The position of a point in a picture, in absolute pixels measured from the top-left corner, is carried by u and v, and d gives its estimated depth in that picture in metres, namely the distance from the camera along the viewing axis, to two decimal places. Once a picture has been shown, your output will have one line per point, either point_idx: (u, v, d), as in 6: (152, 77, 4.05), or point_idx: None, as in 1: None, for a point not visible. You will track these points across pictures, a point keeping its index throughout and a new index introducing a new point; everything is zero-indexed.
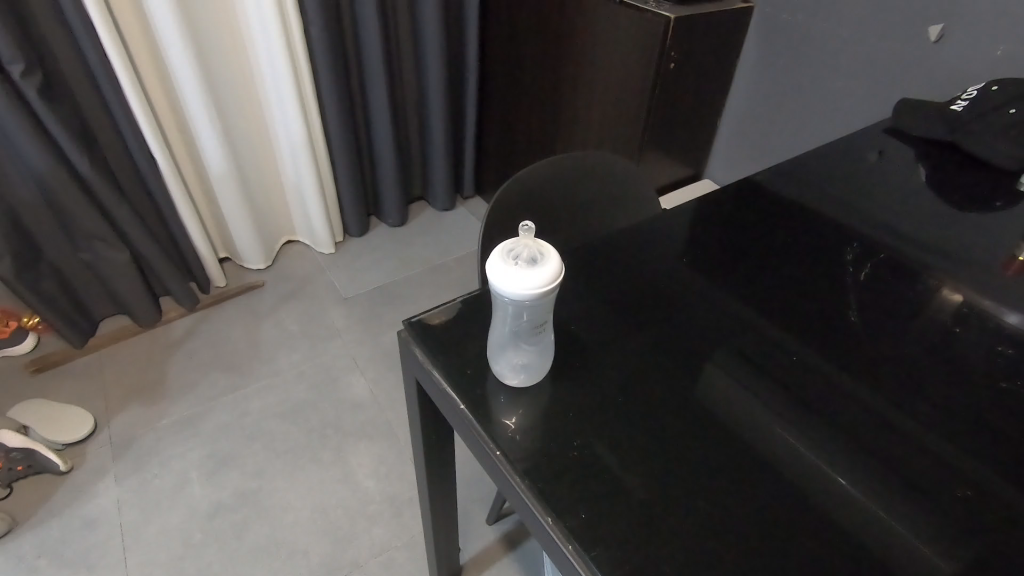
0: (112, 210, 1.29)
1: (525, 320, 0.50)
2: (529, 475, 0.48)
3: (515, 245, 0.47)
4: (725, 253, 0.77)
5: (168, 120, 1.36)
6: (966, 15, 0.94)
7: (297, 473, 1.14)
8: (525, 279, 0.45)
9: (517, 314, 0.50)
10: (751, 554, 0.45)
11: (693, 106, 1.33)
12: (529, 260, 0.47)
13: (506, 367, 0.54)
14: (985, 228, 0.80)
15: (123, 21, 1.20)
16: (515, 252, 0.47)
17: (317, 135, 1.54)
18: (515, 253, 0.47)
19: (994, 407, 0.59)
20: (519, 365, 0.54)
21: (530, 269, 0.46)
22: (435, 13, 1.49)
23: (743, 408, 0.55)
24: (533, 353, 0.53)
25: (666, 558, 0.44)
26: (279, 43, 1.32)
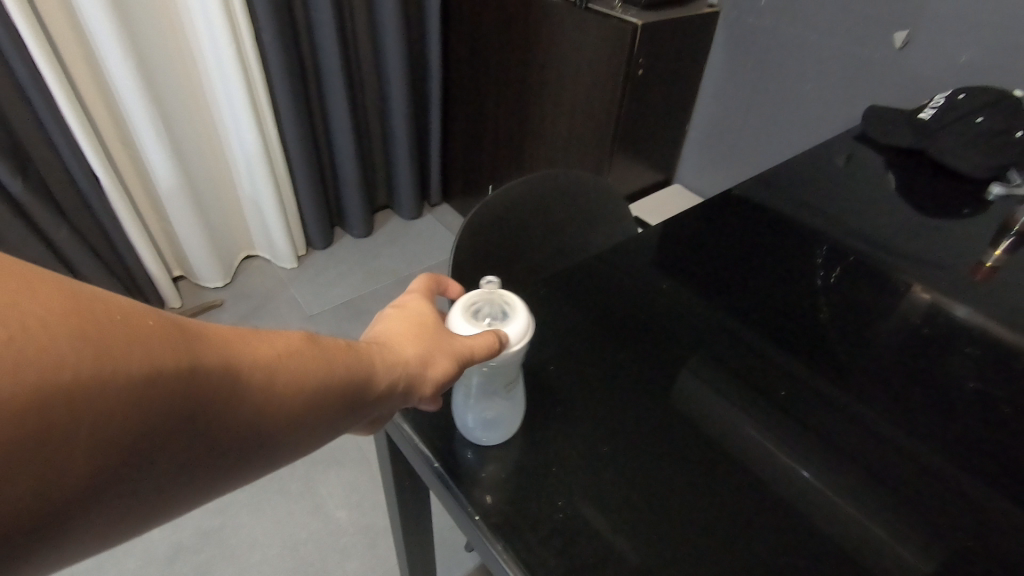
0: (51, 232, 1.21)
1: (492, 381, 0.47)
2: (511, 540, 0.45)
3: (478, 302, 0.46)
4: (700, 265, 0.75)
5: (110, 132, 1.28)
6: (929, 22, 0.95)
7: (264, 507, 1.09)
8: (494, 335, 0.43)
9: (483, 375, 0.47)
10: None
11: (661, 111, 1.32)
12: (495, 316, 0.46)
13: (483, 426, 0.49)
14: (955, 235, 0.80)
15: (54, 29, 1.11)
16: (479, 309, 0.46)
17: (273, 144, 1.47)
18: (480, 310, 0.46)
19: (976, 410, 0.58)
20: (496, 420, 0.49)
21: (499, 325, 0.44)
22: (394, 17, 1.44)
23: (724, 421, 0.54)
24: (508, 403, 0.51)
25: None
26: (229, 47, 1.24)
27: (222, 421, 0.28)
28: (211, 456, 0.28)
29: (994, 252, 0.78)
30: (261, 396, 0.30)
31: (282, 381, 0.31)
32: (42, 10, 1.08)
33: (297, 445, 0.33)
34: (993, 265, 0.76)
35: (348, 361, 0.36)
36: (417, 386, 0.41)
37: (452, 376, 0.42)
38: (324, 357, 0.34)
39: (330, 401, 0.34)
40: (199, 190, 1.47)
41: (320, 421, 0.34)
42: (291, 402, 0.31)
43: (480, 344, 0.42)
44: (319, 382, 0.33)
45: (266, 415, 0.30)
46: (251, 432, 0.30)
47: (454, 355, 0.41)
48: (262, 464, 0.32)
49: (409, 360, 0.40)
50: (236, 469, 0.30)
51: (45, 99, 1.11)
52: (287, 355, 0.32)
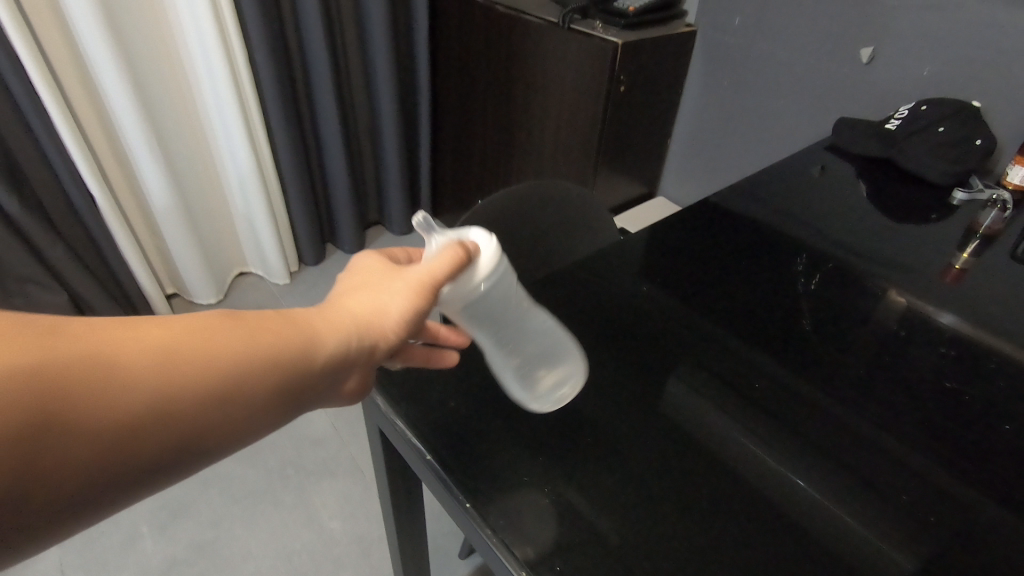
0: (46, 250, 1.25)
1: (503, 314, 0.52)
2: (501, 527, 0.47)
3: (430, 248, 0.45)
4: (683, 272, 0.78)
5: (105, 152, 1.30)
6: (892, 38, 1.00)
7: (257, 519, 1.09)
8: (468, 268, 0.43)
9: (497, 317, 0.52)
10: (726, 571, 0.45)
11: (643, 126, 1.36)
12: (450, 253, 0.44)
13: (564, 398, 0.59)
14: (923, 239, 0.84)
15: (52, 52, 1.14)
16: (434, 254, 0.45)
17: (266, 162, 1.50)
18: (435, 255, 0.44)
19: (943, 405, 0.61)
20: (561, 382, 0.59)
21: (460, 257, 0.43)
22: (384, 38, 1.49)
23: (705, 420, 0.57)
24: (547, 351, 0.59)
25: None
26: (223, 69, 1.28)
27: (163, 394, 0.30)
28: (166, 429, 0.31)
29: (961, 254, 0.82)
30: (196, 366, 0.32)
31: (215, 353, 0.33)
32: (40, 34, 1.11)
33: (256, 411, 0.35)
34: (961, 268, 0.79)
35: (288, 329, 0.37)
36: (380, 334, 0.42)
37: (415, 310, 0.42)
38: (260, 328, 0.36)
39: (276, 365, 0.36)
40: (192, 208, 1.49)
41: (271, 385, 0.36)
42: (230, 370, 0.33)
43: (438, 259, 0.42)
44: (254, 349, 0.35)
45: (209, 384, 0.32)
46: (199, 401, 0.32)
47: (412, 288, 0.42)
48: (231, 434, 0.34)
49: (363, 314, 0.42)
50: (203, 441, 0.33)
51: (43, 121, 1.14)
52: (217, 330, 0.34)
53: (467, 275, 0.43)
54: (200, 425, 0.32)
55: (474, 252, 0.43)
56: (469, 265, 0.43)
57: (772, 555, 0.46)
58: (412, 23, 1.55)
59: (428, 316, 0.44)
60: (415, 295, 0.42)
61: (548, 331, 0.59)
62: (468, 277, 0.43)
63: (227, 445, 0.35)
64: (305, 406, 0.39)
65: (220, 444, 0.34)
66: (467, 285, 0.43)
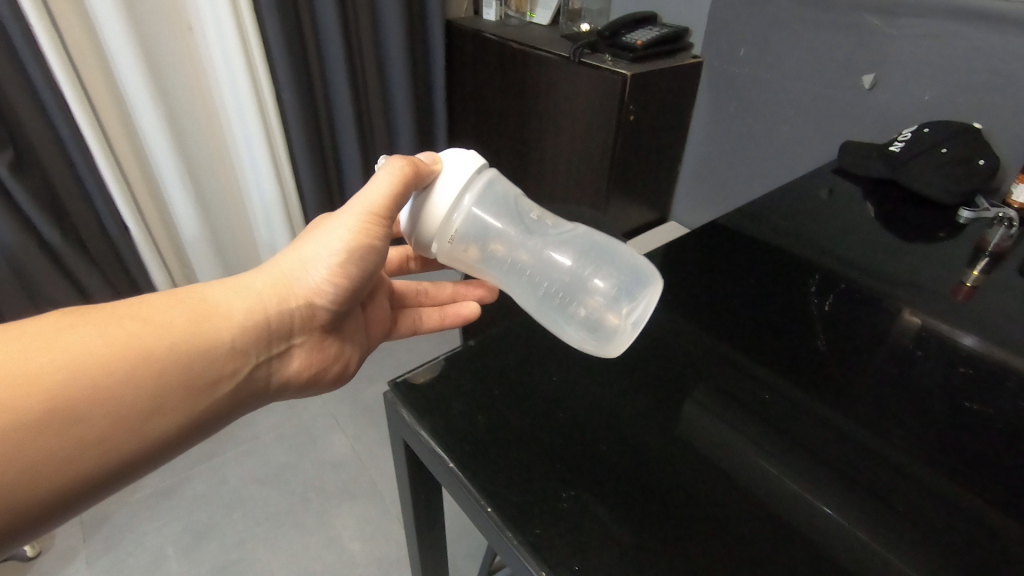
0: (83, 279, 1.35)
1: (503, 244, 0.61)
2: (521, 529, 0.48)
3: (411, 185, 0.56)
4: (696, 293, 0.80)
5: (141, 187, 1.37)
6: (892, 66, 1.03)
7: (280, 541, 1.11)
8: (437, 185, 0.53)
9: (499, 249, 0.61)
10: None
11: (652, 153, 1.40)
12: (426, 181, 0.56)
13: (638, 319, 0.58)
14: (933, 258, 0.86)
15: (95, 95, 1.22)
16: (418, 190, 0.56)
17: (290, 194, 1.56)
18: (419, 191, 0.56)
19: (959, 421, 0.61)
20: (625, 306, 0.59)
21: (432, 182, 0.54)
22: (403, 76, 1.56)
23: (719, 436, 0.58)
24: (592, 259, 0.63)
25: None
26: (252, 108, 1.35)
27: (72, 372, 0.42)
28: (91, 394, 0.43)
29: (971, 272, 0.83)
30: (91, 342, 0.44)
31: (110, 330, 0.45)
32: (86, 79, 1.19)
33: (174, 369, 0.47)
34: (972, 285, 0.80)
35: (196, 300, 0.51)
36: (304, 283, 0.56)
37: (349, 244, 0.55)
38: (170, 305, 0.49)
39: (177, 331, 0.48)
40: (219, 239, 1.56)
41: (177, 346, 0.48)
42: (125, 340, 0.45)
43: (379, 178, 0.53)
44: (153, 322, 0.47)
45: (111, 355, 0.44)
46: (108, 370, 0.44)
47: (348, 223, 0.55)
48: (158, 392, 0.46)
49: (278, 274, 0.55)
50: (135, 399, 0.45)
51: (83, 156, 1.22)
52: (108, 313, 0.46)
53: (429, 180, 0.55)
54: (123, 387, 0.44)
55: (434, 164, 0.55)
56: (429, 173, 0.55)
57: (780, 559, 0.48)
58: (430, 61, 1.63)
59: (366, 252, 0.57)
60: (353, 229, 0.55)
61: (586, 241, 0.64)
62: (436, 182, 0.54)
63: (165, 400, 0.47)
64: (237, 353, 0.52)
65: (156, 401, 0.46)
66: (443, 188, 0.53)
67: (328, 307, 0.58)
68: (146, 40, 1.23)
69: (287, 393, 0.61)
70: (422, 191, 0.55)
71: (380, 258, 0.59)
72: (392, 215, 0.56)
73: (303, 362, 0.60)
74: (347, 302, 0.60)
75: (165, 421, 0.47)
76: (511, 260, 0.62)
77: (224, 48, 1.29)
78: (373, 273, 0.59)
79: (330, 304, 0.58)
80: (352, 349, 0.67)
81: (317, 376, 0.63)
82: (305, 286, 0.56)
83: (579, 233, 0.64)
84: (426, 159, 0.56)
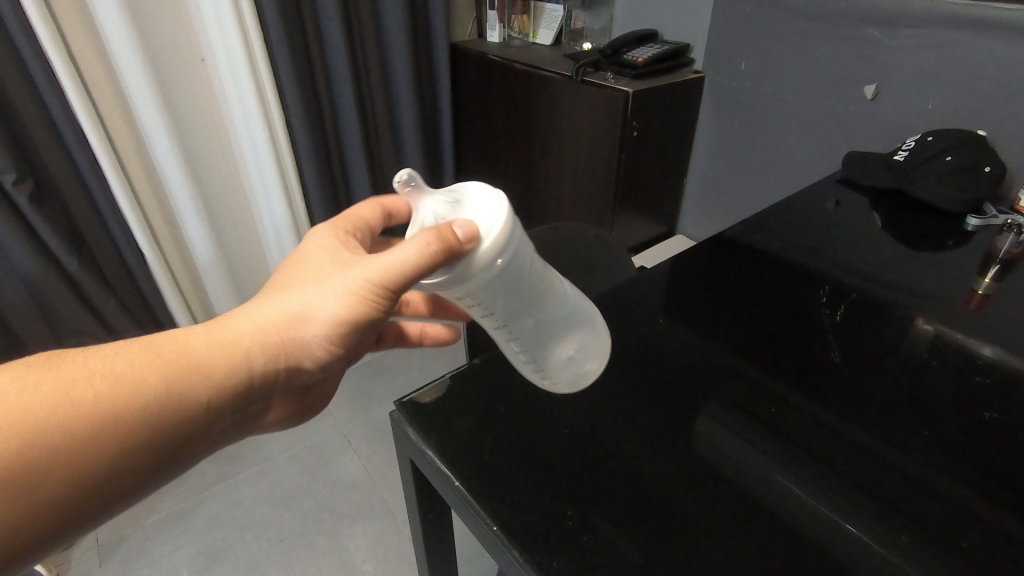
0: (100, 305, 1.38)
1: None
2: (528, 548, 0.48)
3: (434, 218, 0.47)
4: (705, 307, 0.79)
5: (157, 214, 1.40)
6: (894, 75, 1.04)
7: (292, 562, 1.11)
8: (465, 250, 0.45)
9: None
10: None
11: (657, 167, 1.41)
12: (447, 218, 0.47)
13: (581, 375, 0.59)
14: (943, 266, 0.85)
15: (113, 127, 1.26)
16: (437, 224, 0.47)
17: (300, 217, 1.59)
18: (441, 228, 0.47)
19: (980, 434, 0.60)
20: (579, 353, 0.58)
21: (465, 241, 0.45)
22: (410, 98, 1.59)
23: (732, 452, 0.57)
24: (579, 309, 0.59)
25: None
26: (263, 133, 1.39)
27: (26, 436, 0.38)
28: (45, 461, 0.39)
29: (983, 279, 0.82)
30: (52, 402, 0.40)
31: (74, 388, 0.41)
32: (103, 111, 1.23)
33: (144, 433, 0.43)
34: (984, 293, 0.79)
35: (175, 349, 0.45)
36: (295, 341, 0.49)
37: (348, 308, 0.48)
38: (146, 356, 0.44)
39: (149, 390, 0.43)
40: (231, 262, 1.58)
41: (147, 407, 0.43)
42: (90, 401, 0.41)
43: (406, 250, 0.44)
44: (125, 380, 0.42)
45: (74, 416, 0.40)
46: (66, 435, 0.40)
47: (351, 282, 0.48)
48: (120, 456, 0.42)
49: (266, 326, 0.48)
50: (94, 467, 0.41)
51: (100, 184, 1.25)
52: (78, 367, 0.42)
53: (463, 256, 0.44)
54: (81, 453, 0.40)
55: (471, 238, 0.44)
56: (462, 251, 0.44)
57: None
58: (436, 84, 1.66)
59: (368, 317, 0.49)
60: (356, 290, 0.48)
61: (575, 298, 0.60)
62: (474, 257, 0.44)
63: (125, 464, 0.42)
64: (211, 415, 0.46)
65: (115, 466, 0.42)
66: (481, 261, 0.44)
67: (316, 366, 0.52)
68: (160, 70, 1.27)
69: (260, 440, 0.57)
70: (449, 267, 0.45)
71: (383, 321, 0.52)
72: (403, 286, 0.48)
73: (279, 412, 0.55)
74: (338, 359, 0.53)
75: (124, 483, 0.43)
76: None
77: (235, 76, 1.32)
78: (373, 331, 0.53)
79: (319, 363, 0.52)
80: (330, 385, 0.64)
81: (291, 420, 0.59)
82: (296, 345, 0.49)
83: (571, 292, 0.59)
84: (460, 227, 0.44)
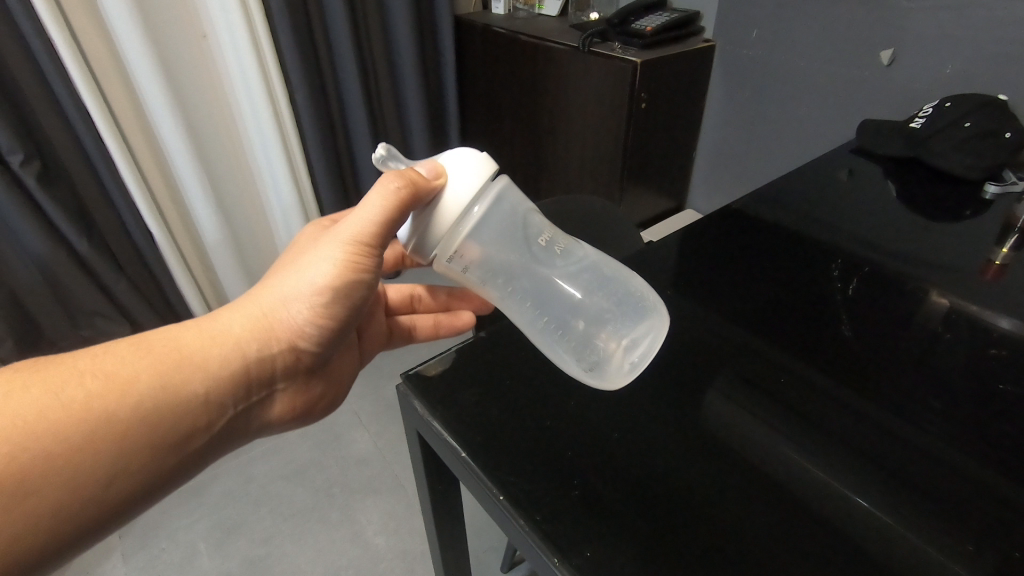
0: (111, 285, 1.39)
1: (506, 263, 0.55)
2: (533, 516, 0.49)
3: None
4: (713, 282, 0.78)
5: (163, 194, 1.41)
6: (911, 40, 1.01)
7: (306, 535, 1.13)
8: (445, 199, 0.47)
9: (499, 270, 0.55)
10: (756, 563, 0.45)
11: (666, 138, 1.39)
12: None
13: (644, 355, 0.56)
14: (958, 236, 0.83)
15: (117, 105, 1.25)
16: None
17: (306, 196, 1.58)
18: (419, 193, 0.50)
19: (996, 410, 0.59)
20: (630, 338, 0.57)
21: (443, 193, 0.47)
22: (414, 72, 1.57)
23: (742, 426, 0.57)
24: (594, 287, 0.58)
25: (670, 568, 0.45)
26: (268, 112, 1.38)
27: (18, 441, 0.38)
28: (44, 465, 0.39)
29: (1000, 249, 0.80)
30: (41, 406, 0.40)
31: (64, 389, 0.41)
32: (106, 90, 1.22)
33: (146, 428, 0.44)
34: (1001, 263, 0.78)
35: (167, 344, 0.46)
36: (286, 322, 0.51)
37: (332, 278, 0.51)
38: (137, 353, 0.45)
39: (144, 385, 0.44)
40: (239, 242, 1.59)
41: (142, 404, 0.44)
42: (82, 400, 0.41)
43: (373, 200, 0.49)
44: (118, 377, 0.43)
45: (67, 418, 0.40)
46: (61, 436, 0.40)
47: (331, 254, 0.51)
48: (121, 455, 0.42)
49: (256, 312, 0.51)
50: (94, 468, 0.41)
51: (106, 164, 1.26)
52: (66, 369, 0.42)
53: (433, 194, 0.48)
54: (78, 454, 0.40)
55: (436, 175, 0.48)
56: (430, 190, 0.48)
57: (799, 547, 0.47)
58: (440, 59, 1.63)
59: (351, 285, 0.53)
60: (337, 262, 0.51)
61: (590, 265, 0.59)
62: (441, 197, 0.47)
63: (127, 463, 0.43)
64: (212, 406, 0.48)
65: (116, 465, 0.42)
66: (455, 209, 0.47)
67: (312, 347, 0.54)
68: (162, 50, 1.26)
69: (271, 435, 0.58)
70: (422, 209, 0.49)
71: (367, 292, 0.55)
72: (379, 240, 0.52)
73: (286, 404, 0.57)
74: (332, 340, 0.56)
75: (127, 484, 0.43)
76: (510, 281, 0.56)
77: (238, 53, 1.31)
78: (362, 304, 0.56)
79: (314, 344, 0.54)
80: (340, 377, 0.65)
81: (302, 415, 0.60)
82: (288, 328, 0.52)
83: (585, 257, 0.59)
84: (425, 169, 0.49)
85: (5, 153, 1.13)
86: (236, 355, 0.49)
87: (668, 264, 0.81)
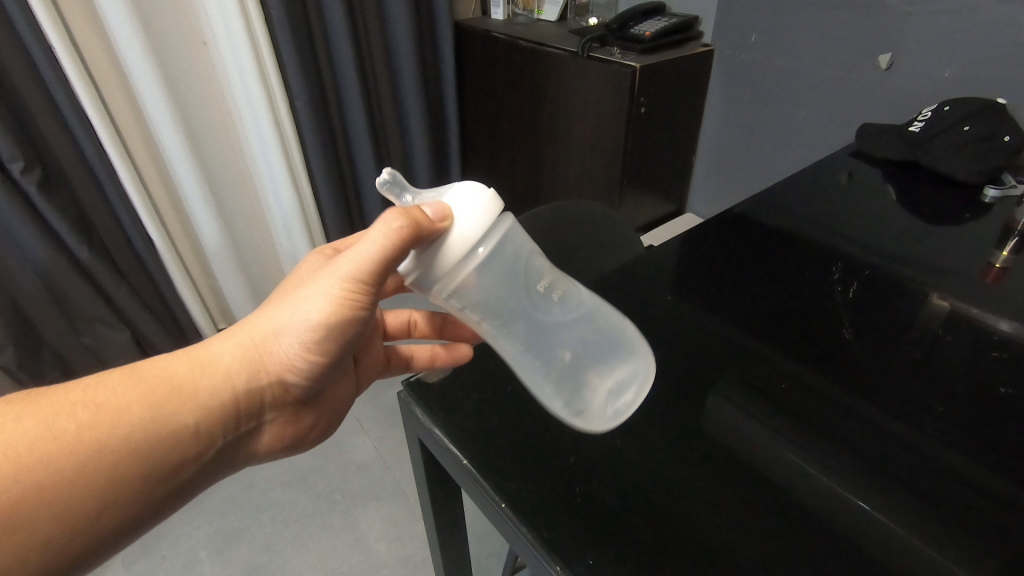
0: (112, 292, 1.39)
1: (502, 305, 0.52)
2: (537, 525, 0.48)
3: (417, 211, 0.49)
4: (713, 286, 0.78)
5: (163, 200, 1.41)
6: (910, 43, 1.01)
7: (307, 542, 1.13)
8: (452, 237, 0.45)
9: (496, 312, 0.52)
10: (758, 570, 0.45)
11: (666, 142, 1.39)
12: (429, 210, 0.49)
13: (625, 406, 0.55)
14: (957, 239, 0.83)
15: (116, 112, 1.26)
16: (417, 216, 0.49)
17: (306, 201, 1.59)
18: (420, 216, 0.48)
19: (1000, 414, 0.58)
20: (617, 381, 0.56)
21: (451, 231, 0.45)
22: (414, 77, 1.57)
23: (744, 431, 0.56)
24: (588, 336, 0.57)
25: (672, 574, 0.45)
26: (267, 117, 1.38)
27: (10, 474, 0.39)
28: (30, 498, 0.39)
29: (1001, 252, 0.80)
30: (33, 437, 0.40)
31: (56, 421, 0.41)
32: (106, 95, 1.23)
33: (135, 461, 0.44)
34: (1002, 267, 0.78)
35: (159, 375, 0.47)
36: (277, 355, 0.51)
37: (327, 314, 0.51)
38: (131, 384, 0.45)
39: (135, 417, 0.44)
40: (240, 248, 1.59)
41: (133, 435, 0.44)
42: (73, 431, 0.42)
43: (374, 237, 0.47)
44: (109, 408, 0.43)
45: (57, 450, 0.41)
46: (52, 469, 0.40)
47: (326, 289, 0.50)
48: (110, 487, 0.42)
49: (246, 344, 0.51)
50: (84, 501, 0.41)
51: (108, 172, 1.26)
52: (58, 400, 0.43)
53: (437, 234, 0.46)
54: (70, 485, 0.41)
55: (442, 220, 0.46)
56: (433, 229, 0.46)
57: (803, 554, 0.46)
58: (440, 64, 1.64)
59: (346, 323, 0.52)
60: (332, 298, 0.50)
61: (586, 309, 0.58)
62: (447, 248, 0.45)
63: (116, 495, 0.43)
64: (201, 439, 0.48)
65: (106, 497, 0.42)
66: (459, 250, 0.44)
67: (302, 380, 0.54)
68: (162, 57, 1.26)
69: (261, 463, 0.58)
70: (422, 247, 0.47)
71: (361, 329, 0.54)
72: (377, 278, 0.51)
73: (276, 434, 0.57)
74: (324, 373, 0.56)
75: (116, 515, 0.43)
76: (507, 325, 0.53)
77: (238, 59, 1.31)
78: (354, 341, 0.55)
79: (302, 378, 0.54)
80: (335, 405, 0.65)
81: (291, 444, 0.60)
82: (277, 362, 0.52)
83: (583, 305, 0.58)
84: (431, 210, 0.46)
85: (5, 160, 1.13)
86: (225, 389, 0.49)
87: (668, 269, 0.81)
